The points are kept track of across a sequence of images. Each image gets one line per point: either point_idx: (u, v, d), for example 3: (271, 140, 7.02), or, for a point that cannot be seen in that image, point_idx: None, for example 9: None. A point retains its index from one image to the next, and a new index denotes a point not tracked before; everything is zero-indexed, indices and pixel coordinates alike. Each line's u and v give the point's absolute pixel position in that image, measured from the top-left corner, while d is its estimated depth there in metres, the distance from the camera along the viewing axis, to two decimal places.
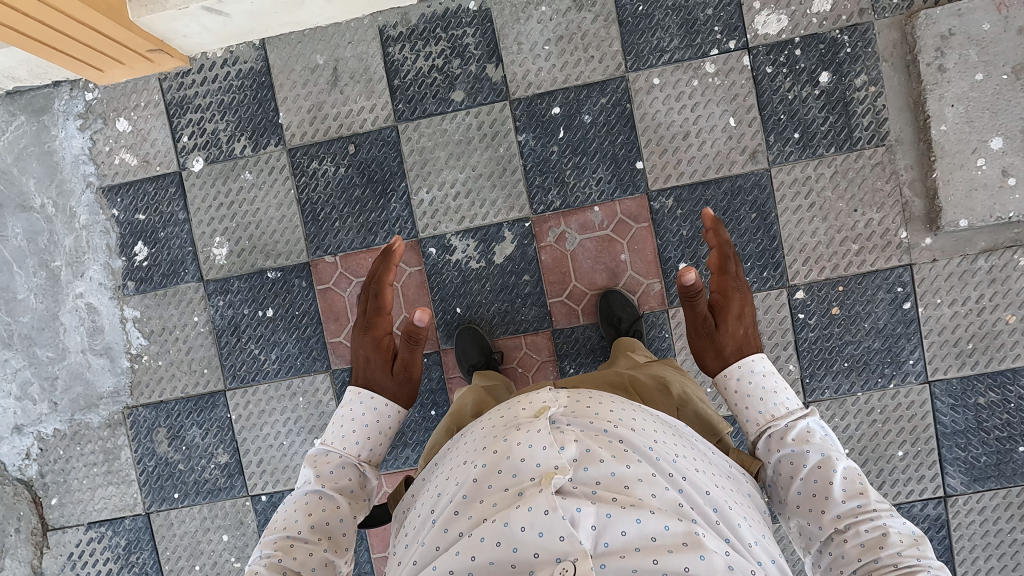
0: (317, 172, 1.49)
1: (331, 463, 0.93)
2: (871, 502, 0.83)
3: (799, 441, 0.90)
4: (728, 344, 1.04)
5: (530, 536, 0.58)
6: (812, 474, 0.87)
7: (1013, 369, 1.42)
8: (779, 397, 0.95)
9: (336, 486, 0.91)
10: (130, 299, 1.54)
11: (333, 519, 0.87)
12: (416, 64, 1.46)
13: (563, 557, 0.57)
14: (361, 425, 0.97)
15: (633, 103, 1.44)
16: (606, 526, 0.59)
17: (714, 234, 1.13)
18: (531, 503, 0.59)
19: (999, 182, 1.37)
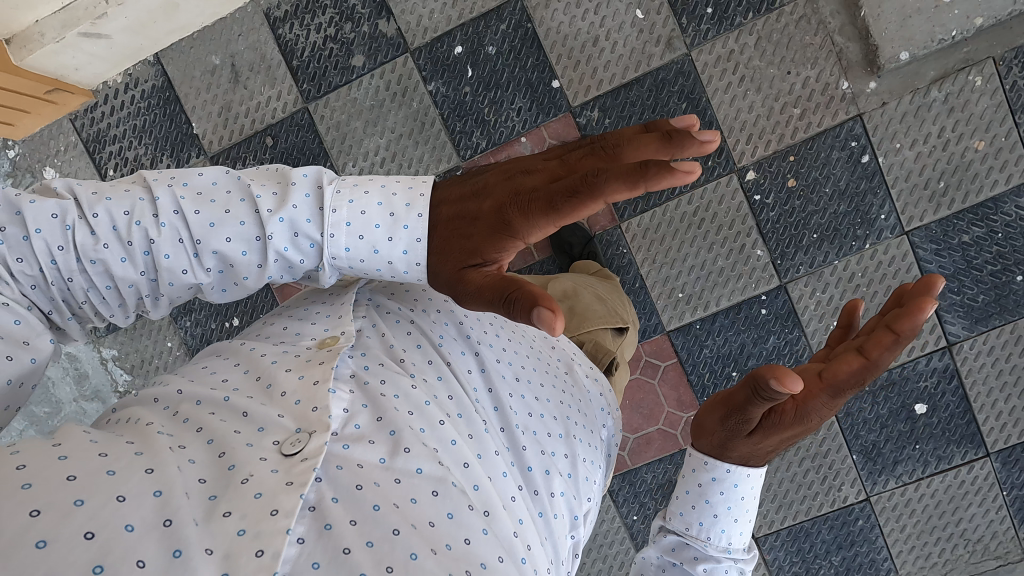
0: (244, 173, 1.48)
1: (301, 232, 0.64)
2: None
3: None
4: (741, 452, 0.74)
5: (279, 400, 0.57)
6: None
7: (994, 197, 1.32)
8: (729, 523, 0.78)
9: (275, 260, 0.65)
10: (105, 341, 1.57)
11: (237, 273, 0.65)
12: (309, 40, 1.43)
13: (303, 429, 0.54)
14: (372, 246, 0.65)
15: (534, 21, 1.38)
16: (359, 412, 0.57)
17: (879, 347, 0.62)
18: (306, 373, 0.58)
19: (933, 2, 1.26)
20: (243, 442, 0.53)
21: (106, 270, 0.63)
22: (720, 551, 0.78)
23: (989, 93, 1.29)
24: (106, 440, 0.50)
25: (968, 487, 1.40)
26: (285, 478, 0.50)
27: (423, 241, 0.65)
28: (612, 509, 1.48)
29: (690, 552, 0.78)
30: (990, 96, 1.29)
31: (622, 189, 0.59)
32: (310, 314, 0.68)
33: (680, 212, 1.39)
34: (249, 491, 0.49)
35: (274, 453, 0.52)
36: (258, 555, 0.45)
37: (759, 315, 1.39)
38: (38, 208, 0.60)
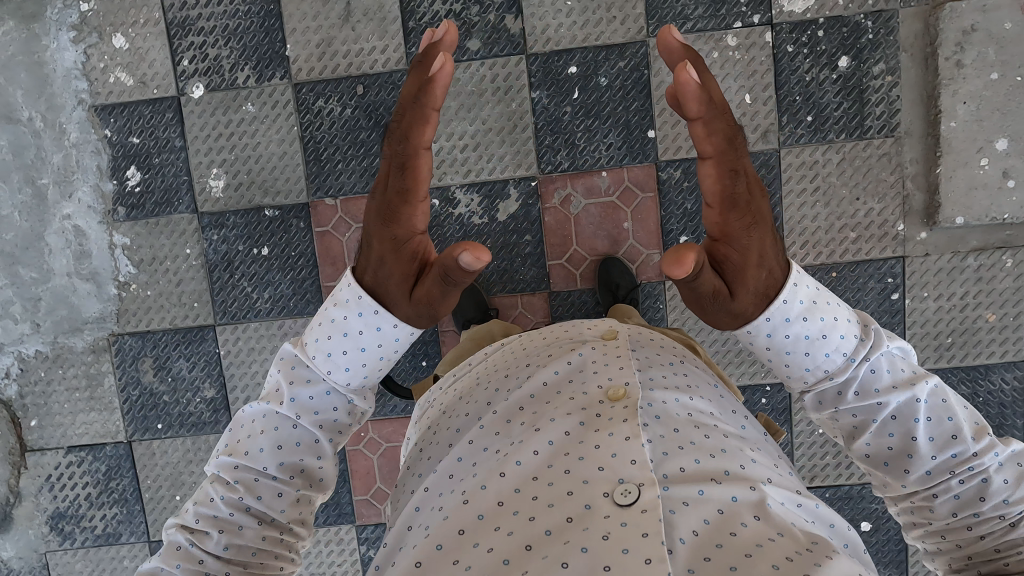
0: (323, 111, 1.45)
1: (307, 390, 0.88)
2: (963, 444, 0.80)
3: (864, 397, 0.83)
4: (748, 301, 0.78)
5: (594, 452, 0.65)
6: (881, 427, 0.83)
7: (986, 365, 1.46)
8: (827, 346, 0.82)
9: (316, 419, 0.88)
10: (119, 226, 1.50)
11: (312, 449, 0.88)
12: (433, 7, 1.41)
13: (626, 479, 0.62)
14: (357, 345, 0.86)
15: (651, 70, 1.41)
16: (663, 459, 0.65)
17: (705, 141, 0.68)
18: (614, 430, 0.66)
19: (998, 183, 1.39)
20: (582, 501, 0.62)
21: (238, 543, 0.84)
22: (842, 369, 0.82)
23: (1014, 275, 1.43)
24: (466, 534, 0.63)
25: None
26: (634, 527, 0.59)
27: (378, 312, 0.84)
28: None
29: (832, 392, 0.84)
30: (1014, 279, 1.43)
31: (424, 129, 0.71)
32: (591, 366, 0.76)
33: None
34: (612, 543, 0.58)
35: (611, 504, 0.61)
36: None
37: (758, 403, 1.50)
38: (168, 552, 0.83)
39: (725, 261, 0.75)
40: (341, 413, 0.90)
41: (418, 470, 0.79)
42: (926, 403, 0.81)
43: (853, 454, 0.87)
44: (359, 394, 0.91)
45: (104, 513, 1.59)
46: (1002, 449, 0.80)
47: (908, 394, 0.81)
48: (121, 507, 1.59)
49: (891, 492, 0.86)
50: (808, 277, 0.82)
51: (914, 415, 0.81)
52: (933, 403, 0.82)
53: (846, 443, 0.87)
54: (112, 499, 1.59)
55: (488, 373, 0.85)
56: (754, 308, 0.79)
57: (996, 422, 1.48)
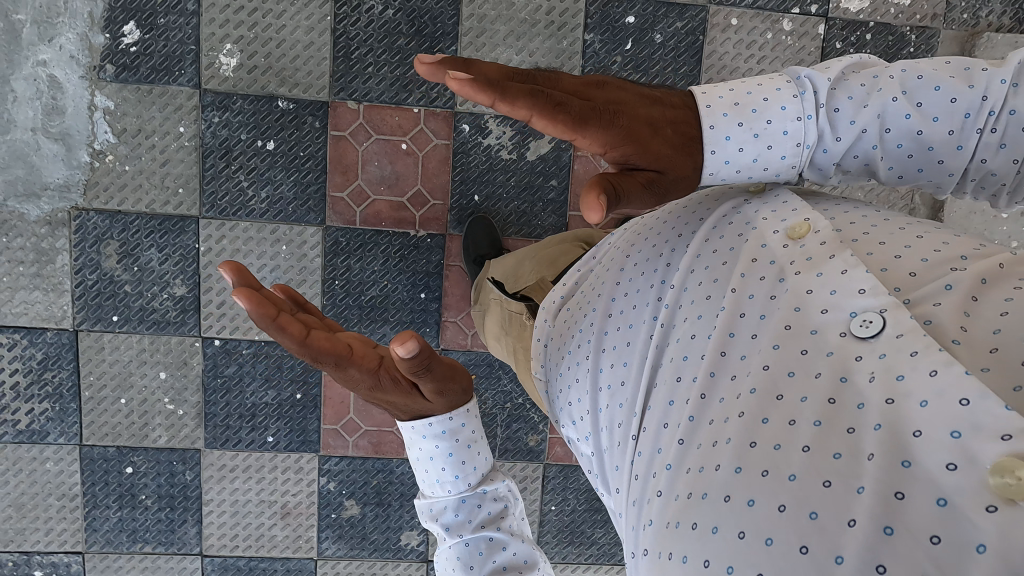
0: (362, 6, 1.34)
1: (450, 511, 0.82)
2: (968, 96, 0.58)
3: (848, 135, 0.60)
4: (688, 168, 0.60)
5: (804, 297, 0.50)
6: (885, 147, 0.61)
7: None
8: (781, 115, 0.60)
9: (476, 526, 0.82)
10: (104, 86, 1.32)
11: (495, 546, 0.82)
12: None
13: (858, 309, 0.47)
14: (446, 454, 0.80)
15: (706, 37, 1.40)
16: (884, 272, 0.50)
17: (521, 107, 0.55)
18: (817, 265, 0.51)
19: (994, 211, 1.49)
20: (821, 351, 0.47)
21: None
22: (808, 132, 0.60)
23: None
24: (706, 456, 0.49)
25: None
26: (900, 355, 0.44)
27: (433, 423, 0.79)
28: (536, 492, 1.55)
29: (826, 160, 0.62)
30: None
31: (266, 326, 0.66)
32: (753, 206, 0.60)
33: None
34: (884, 379, 0.43)
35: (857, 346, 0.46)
36: (966, 404, 0.39)
37: None
38: None
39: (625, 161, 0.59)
40: (486, 503, 0.83)
41: (604, 392, 0.65)
42: (903, 90, 0.59)
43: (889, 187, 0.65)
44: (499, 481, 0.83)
45: (31, 407, 1.41)
46: (1008, 72, 0.57)
47: (881, 102, 0.59)
48: (53, 403, 1.41)
49: (950, 190, 0.64)
50: (716, 87, 0.62)
51: (901, 111, 0.59)
52: (910, 87, 0.59)
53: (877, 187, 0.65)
54: (43, 393, 1.41)
55: (629, 255, 0.69)
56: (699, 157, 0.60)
57: None
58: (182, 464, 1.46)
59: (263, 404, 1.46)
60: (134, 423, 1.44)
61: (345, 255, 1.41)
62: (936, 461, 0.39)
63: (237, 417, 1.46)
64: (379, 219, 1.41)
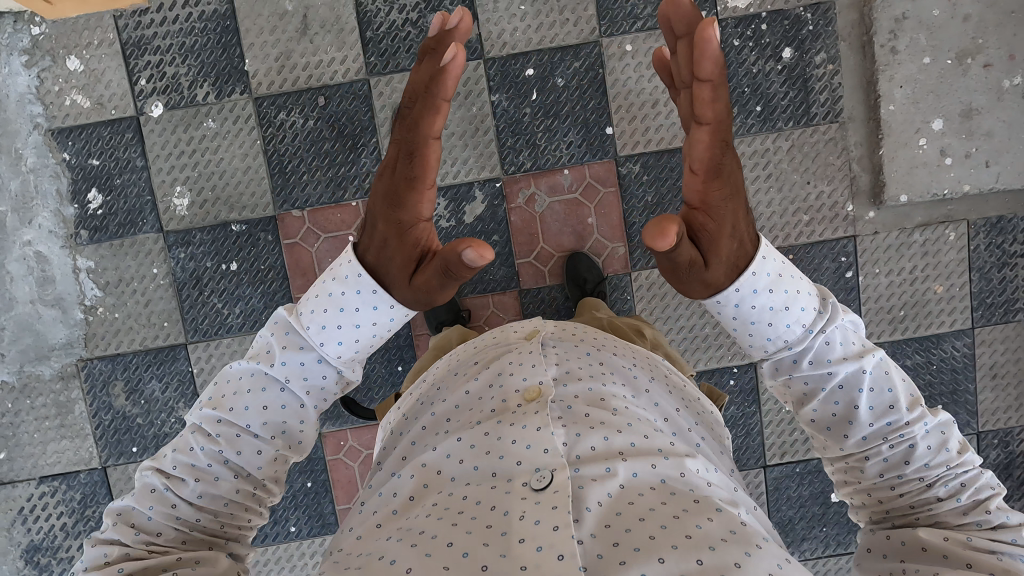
0: (285, 124, 1.46)
1: (300, 354, 0.89)
2: (899, 414, 0.84)
3: (816, 366, 0.87)
4: (722, 275, 0.83)
5: (511, 450, 0.68)
6: (822, 393, 0.87)
7: (937, 334, 1.55)
8: (790, 315, 0.86)
9: (301, 379, 0.89)
10: (83, 249, 1.48)
11: (299, 410, 0.90)
12: (390, 17, 1.43)
13: (542, 467, 0.66)
14: (354, 323, 0.89)
15: (605, 69, 1.46)
16: (575, 441, 0.68)
17: (709, 106, 0.77)
18: (526, 422, 0.69)
19: (937, 161, 1.46)
20: (501, 491, 0.65)
21: (212, 495, 0.85)
22: (800, 339, 0.87)
23: (957, 248, 1.51)
24: (405, 534, 0.64)
25: None
26: (547, 508, 0.62)
27: (378, 290, 0.87)
28: None
29: (793, 363, 0.89)
30: (957, 252, 1.51)
31: (438, 113, 0.81)
32: (508, 364, 0.78)
33: None
34: (526, 521, 0.61)
35: (529, 491, 0.64)
36: (559, 557, 0.58)
37: (727, 384, 1.56)
38: (142, 499, 0.83)
39: (701, 228, 0.81)
40: (331, 377, 0.91)
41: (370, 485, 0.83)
42: (871, 376, 0.86)
43: (801, 418, 0.91)
44: (352, 368, 0.93)
45: (81, 543, 1.56)
46: (929, 415, 0.85)
47: (856, 369, 0.86)
48: None
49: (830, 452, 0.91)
50: (779, 257, 0.87)
51: (857, 388, 0.86)
52: (875, 378, 0.86)
53: (793, 408, 0.92)
54: (88, 528, 1.55)
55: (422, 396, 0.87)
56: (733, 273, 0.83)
57: (947, 387, 1.57)
58: None
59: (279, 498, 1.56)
60: None
61: None
62: None
63: None
64: None
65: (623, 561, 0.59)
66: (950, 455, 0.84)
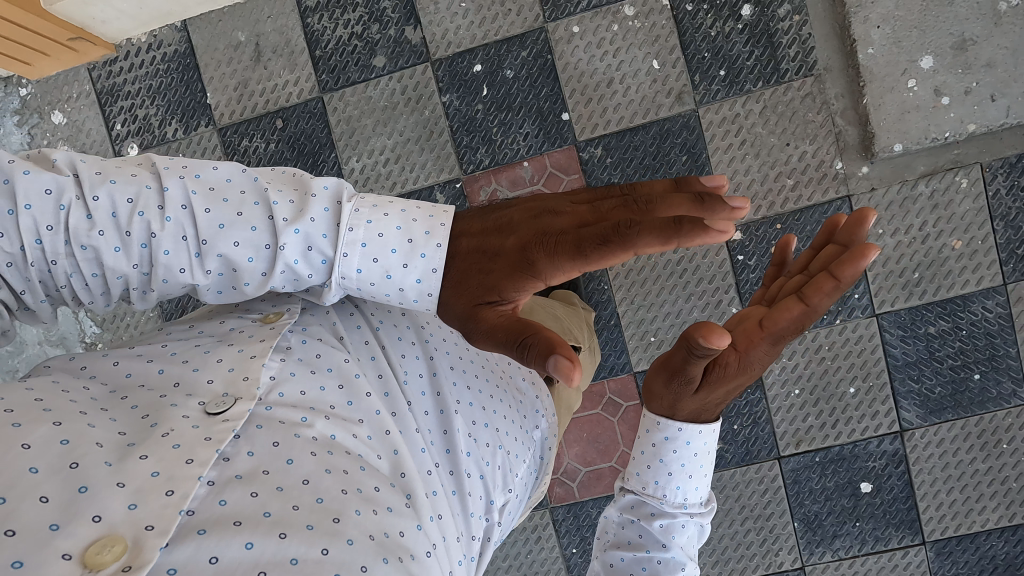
0: (249, 150, 1.50)
1: (320, 248, 0.63)
2: None
3: (663, 533, 0.81)
4: (691, 409, 0.77)
5: (213, 366, 0.60)
6: (648, 556, 0.80)
7: (962, 295, 1.36)
8: (683, 480, 0.81)
9: (288, 266, 0.63)
10: None
11: (239, 278, 0.63)
12: (336, 33, 1.46)
13: (230, 393, 0.57)
14: (385, 270, 0.64)
15: (554, 54, 1.42)
16: (286, 379, 0.60)
17: (820, 295, 0.65)
18: (245, 347, 0.62)
19: (932, 102, 1.31)
20: (167, 403, 0.56)
21: (93, 258, 0.60)
22: (672, 505, 0.81)
23: (972, 195, 1.33)
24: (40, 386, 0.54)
25: (900, 570, 1.41)
26: (200, 434, 0.53)
27: (439, 271, 0.65)
28: (551, 538, 1.50)
29: (647, 508, 0.82)
30: (973, 200, 1.33)
31: (654, 242, 0.58)
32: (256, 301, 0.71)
33: (665, 259, 1.43)
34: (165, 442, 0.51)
35: (197, 411, 0.55)
36: (167, 495, 0.48)
37: None
38: (31, 180, 0.57)
39: (720, 363, 0.70)
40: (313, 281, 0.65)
41: None
42: None
43: (604, 557, 0.84)
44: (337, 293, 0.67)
45: None
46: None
47: (688, 570, 0.81)
48: None
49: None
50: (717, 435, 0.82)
51: None
52: None
53: (605, 546, 0.85)
54: None
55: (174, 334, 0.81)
56: (691, 412, 0.78)
57: (985, 355, 1.36)
58: None
59: None
60: None
61: None
62: (95, 507, 0.46)
63: None
64: None
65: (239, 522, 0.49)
66: None
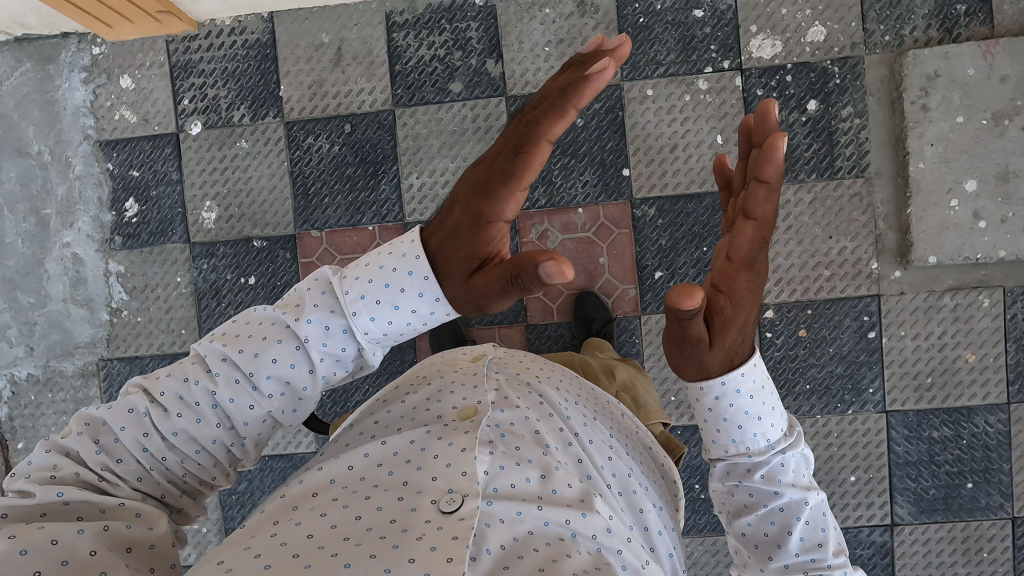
0: (312, 148, 1.52)
1: (336, 326, 0.72)
2: (826, 560, 0.80)
3: (767, 482, 0.81)
4: (721, 363, 0.75)
5: (433, 464, 0.66)
6: (770, 513, 0.81)
7: (968, 406, 1.43)
8: (760, 424, 0.79)
9: (323, 351, 0.72)
10: (115, 254, 1.57)
11: (295, 387, 0.74)
12: (418, 52, 1.49)
13: (455, 489, 0.63)
14: (393, 306, 0.72)
15: (625, 111, 1.47)
16: (497, 474, 0.65)
17: (761, 203, 0.65)
18: (454, 440, 0.67)
19: (970, 223, 1.39)
20: (409, 507, 0.63)
21: (189, 435, 0.72)
22: (762, 451, 0.80)
23: (992, 315, 1.42)
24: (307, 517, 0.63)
25: None
26: (447, 534, 0.59)
27: (430, 278, 0.71)
28: None
29: (742, 467, 0.81)
30: (991, 319, 1.42)
31: (555, 124, 0.64)
32: (451, 384, 0.77)
33: None
34: (425, 547, 0.58)
35: (434, 512, 0.62)
36: None
37: None
38: (117, 411, 0.71)
39: (718, 313, 0.70)
40: (350, 356, 0.74)
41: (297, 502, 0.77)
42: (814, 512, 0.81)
43: (729, 528, 0.85)
44: (375, 349, 0.75)
45: None
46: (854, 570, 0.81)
47: (800, 497, 0.80)
48: None
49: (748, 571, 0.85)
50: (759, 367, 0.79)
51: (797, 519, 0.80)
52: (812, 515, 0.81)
53: (726, 518, 0.85)
54: None
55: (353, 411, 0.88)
56: (726, 365, 0.76)
57: (980, 466, 1.44)
58: None
59: None
60: None
61: None
62: None
63: None
64: None
65: None
66: None
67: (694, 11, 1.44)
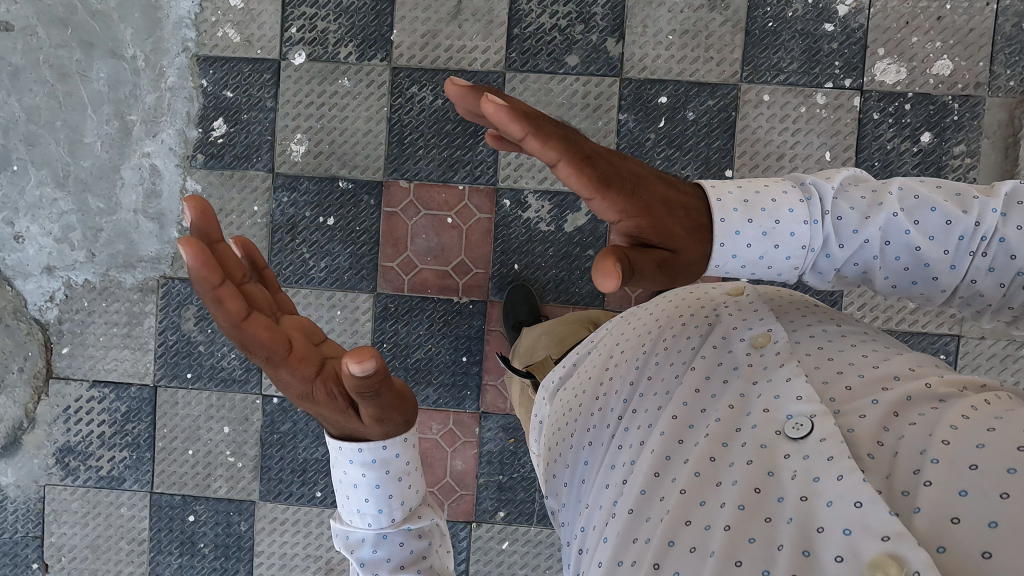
0: (415, 98, 1.49)
1: (368, 543, 0.75)
2: (960, 221, 0.65)
3: (847, 246, 0.69)
4: (691, 243, 0.68)
5: (755, 401, 0.62)
6: (885, 257, 0.69)
7: None
8: (787, 222, 0.69)
9: (395, 567, 0.75)
10: (195, 172, 1.53)
11: None
12: (539, 19, 1.46)
13: (792, 415, 0.59)
14: (372, 492, 0.74)
15: (738, 113, 1.45)
16: (825, 386, 0.61)
17: (546, 150, 0.62)
18: (771, 374, 0.63)
19: None
20: (757, 446, 0.58)
21: None
22: (814, 236, 0.69)
23: None
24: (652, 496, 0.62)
25: None
26: (818, 455, 0.54)
27: (360, 447, 0.72)
28: None
29: (820, 263, 0.71)
30: None
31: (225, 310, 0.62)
32: (727, 317, 0.72)
33: None
34: (803, 479, 0.54)
35: (787, 442, 0.57)
36: (859, 505, 0.50)
37: None
38: None
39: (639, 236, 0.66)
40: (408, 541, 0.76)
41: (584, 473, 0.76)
42: (904, 209, 0.67)
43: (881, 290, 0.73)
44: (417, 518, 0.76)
45: (113, 455, 1.57)
46: (998, 203, 0.65)
47: (883, 216, 0.67)
48: (130, 452, 1.56)
49: (937, 302, 0.72)
50: (725, 184, 0.71)
51: (902, 227, 0.67)
52: (908, 206, 0.68)
53: (873, 288, 0.73)
54: (123, 442, 1.56)
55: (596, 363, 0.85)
56: (699, 238, 0.69)
57: None
58: (238, 515, 1.56)
59: (313, 459, 1.55)
60: (198, 472, 1.56)
61: (393, 319, 1.52)
62: (829, 551, 0.50)
63: (290, 471, 1.55)
64: (425, 287, 1.51)
65: (928, 482, 0.49)
66: (991, 202, 0.65)
67: (825, 24, 1.42)
